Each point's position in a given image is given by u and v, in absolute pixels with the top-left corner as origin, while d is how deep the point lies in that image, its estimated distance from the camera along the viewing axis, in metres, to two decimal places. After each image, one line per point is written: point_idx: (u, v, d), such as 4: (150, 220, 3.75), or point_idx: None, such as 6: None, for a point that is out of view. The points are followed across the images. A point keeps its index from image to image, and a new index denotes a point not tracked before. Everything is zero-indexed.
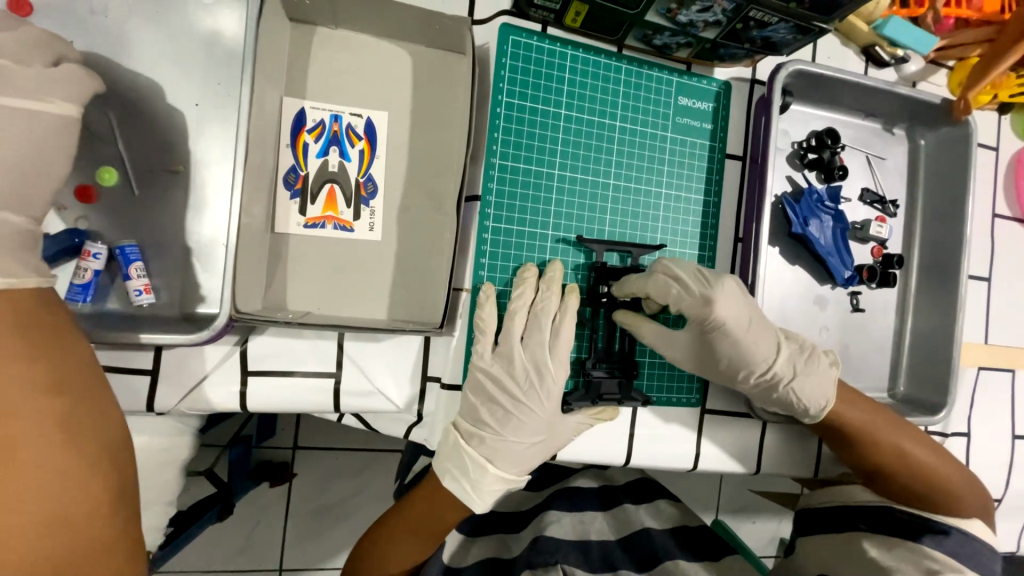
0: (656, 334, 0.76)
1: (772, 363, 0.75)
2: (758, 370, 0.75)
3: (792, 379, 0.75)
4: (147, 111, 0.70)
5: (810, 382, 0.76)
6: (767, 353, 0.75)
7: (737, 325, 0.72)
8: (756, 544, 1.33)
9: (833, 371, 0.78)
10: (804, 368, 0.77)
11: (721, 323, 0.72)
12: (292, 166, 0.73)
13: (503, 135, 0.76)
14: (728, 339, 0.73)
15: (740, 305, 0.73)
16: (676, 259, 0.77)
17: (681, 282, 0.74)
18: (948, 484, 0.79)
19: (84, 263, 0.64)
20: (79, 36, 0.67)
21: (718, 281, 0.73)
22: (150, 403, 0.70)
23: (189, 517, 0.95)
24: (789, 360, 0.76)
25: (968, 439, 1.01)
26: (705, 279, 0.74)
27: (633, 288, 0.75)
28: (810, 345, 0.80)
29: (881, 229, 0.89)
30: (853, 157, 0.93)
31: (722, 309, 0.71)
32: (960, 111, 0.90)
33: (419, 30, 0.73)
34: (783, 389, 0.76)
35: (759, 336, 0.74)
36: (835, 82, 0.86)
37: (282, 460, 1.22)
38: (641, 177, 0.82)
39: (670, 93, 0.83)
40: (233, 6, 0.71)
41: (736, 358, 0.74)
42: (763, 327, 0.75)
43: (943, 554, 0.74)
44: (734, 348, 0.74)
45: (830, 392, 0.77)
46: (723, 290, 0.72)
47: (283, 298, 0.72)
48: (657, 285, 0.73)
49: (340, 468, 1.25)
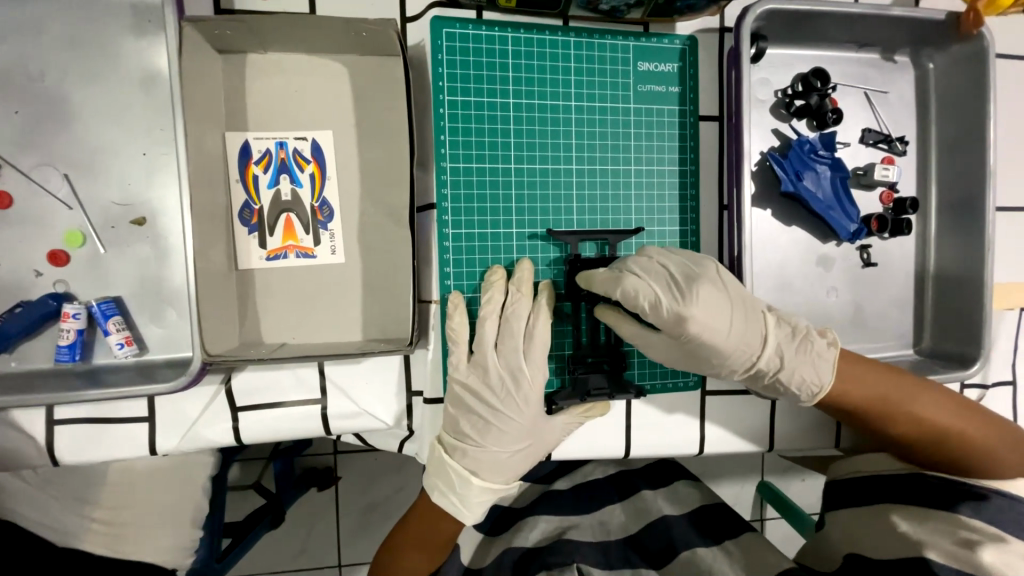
0: (636, 334, 0.71)
1: (757, 363, 0.69)
2: (740, 369, 0.70)
3: (778, 371, 0.70)
4: (99, 168, 0.70)
5: (803, 371, 0.70)
6: (752, 351, 0.69)
7: (717, 332, 0.66)
8: (803, 502, 1.28)
9: (831, 353, 0.71)
10: (794, 360, 0.69)
11: (695, 336, 0.65)
12: (246, 201, 0.73)
13: (450, 137, 0.72)
14: (707, 347, 0.67)
15: (718, 311, 0.65)
16: (639, 260, 0.70)
17: (652, 291, 0.66)
18: (982, 444, 0.72)
19: (65, 325, 0.67)
20: (24, 105, 0.69)
21: (692, 291, 0.65)
22: (152, 447, 0.73)
23: (244, 528, 1.01)
24: (775, 354, 0.69)
25: (1014, 387, 0.92)
26: (679, 287, 0.66)
27: (603, 293, 0.69)
28: (805, 328, 0.71)
29: (887, 172, 0.80)
30: (848, 95, 0.83)
31: (697, 322, 0.64)
32: (969, 25, 0.78)
33: (348, 40, 0.69)
34: (770, 380, 0.71)
35: (743, 335, 0.67)
36: (815, 17, 0.76)
37: (327, 464, 1.25)
38: (606, 158, 0.77)
39: (627, 59, 0.77)
40: (165, 45, 0.70)
41: (718, 359, 0.68)
42: (747, 322, 0.68)
43: (982, 522, 0.68)
44: (714, 352, 0.67)
45: (827, 375, 0.70)
46: (698, 300, 0.64)
47: (258, 332, 0.73)
48: (627, 294, 0.66)
49: (374, 467, 1.28)
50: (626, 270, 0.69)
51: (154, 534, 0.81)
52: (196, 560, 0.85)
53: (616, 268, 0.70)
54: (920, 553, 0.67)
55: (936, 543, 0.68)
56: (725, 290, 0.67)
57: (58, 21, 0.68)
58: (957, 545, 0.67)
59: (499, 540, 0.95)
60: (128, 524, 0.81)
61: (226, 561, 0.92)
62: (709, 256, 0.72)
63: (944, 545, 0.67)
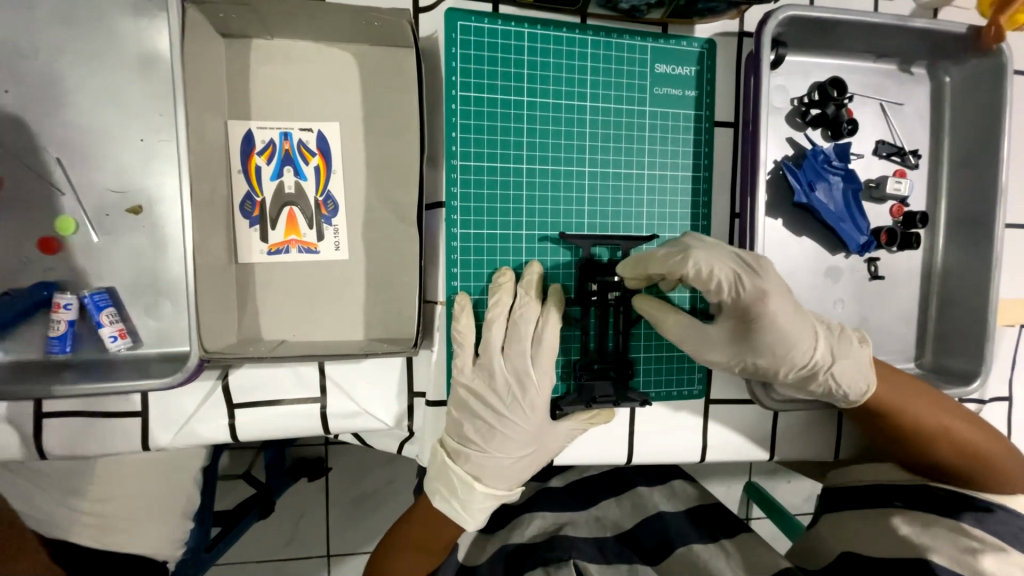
0: (683, 326, 0.71)
1: (813, 354, 0.68)
2: (798, 363, 0.68)
3: (832, 366, 0.69)
4: (93, 154, 0.67)
5: (852, 366, 0.70)
6: (809, 343, 0.68)
7: (784, 316, 0.65)
8: (794, 506, 1.30)
9: (867, 353, 0.72)
10: (844, 352, 0.70)
11: (765, 316, 0.65)
12: (247, 193, 0.70)
13: (462, 134, 0.70)
14: (769, 332, 0.66)
15: (785, 294, 0.66)
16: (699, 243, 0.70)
17: (726, 269, 0.65)
18: (989, 458, 0.73)
19: (56, 315, 0.65)
20: (14, 84, 0.65)
21: (765, 268, 0.66)
22: (145, 443, 0.71)
23: (234, 516, 0.99)
24: (828, 347, 0.70)
25: (1010, 403, 0.94)
26: (749, 265, 0.67)
27: (667, 270, 0.66)
28: (840, 326, 0.73)
29: (900, 184, 0.80)
30: (864, 107, 0.82)
31: (770, 301, 0.64)
32: (991, 39, 0.77)
33: (358, 29, 0.67)
34: (824, 377, 0.70)
35: (802, 325, 0.67)
36: (836, 24, 0.75)
37: (317, 455, 1.23)
38: (620, 160, 0.76)
39: (645, 61, 0.75)
40: (166, 26, 0.67)
41: (772, 350, 0.67)
42: (802, 313, 0.68)
43: (984, 532, 0.67)
44: (775, 338, 0.67)
45: (870, 374, 0.71)
46: (772, 277, 0.65)
47: (256, 328, 0.71)
48: (700, 271, 0.65)
49: (368, 460, 1.26)
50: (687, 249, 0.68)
51: (142, 526, 0.78)
52: (188, 547, 0.84)
53: (677, 247, 0.68)
54: (922, 556, 0.67)
55: (939, 548, 0.67)
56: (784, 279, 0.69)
57: None
58: (960, 552, 0.66)
59: (495, 537, 0.95)
60: (115, 520, 0.78)
61: (212, 552, 0.90)
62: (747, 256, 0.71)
63: (948, 551, 0.66)
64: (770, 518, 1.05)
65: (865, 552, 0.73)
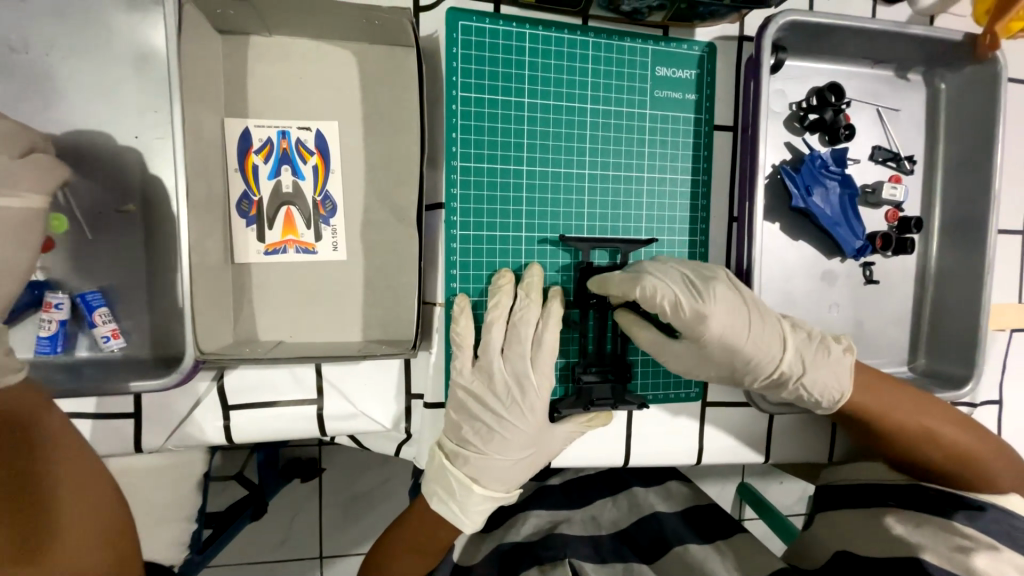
0: (655, 342, 0.70)
1: (779, 363, 0.68)
2: (763, 373, 0.69)
3: (801, 375, 0.69)
4: (88, 151, 0.67)
5: (821, 374, 0.70)
6: (773, 355, 0.68)
7: (735, 332, 0.66)
8: (786, 508, 1.31)
9: (847, 359, 0.71)
10: (813, 360, 0.69)
11: (721, 337, 0.65)
12: (244, 192, 0.70)
13: (462, 135, 0.70)
14: (725, 348, 0.66)
15: (737, 311, 0.66)
16: (664, 263, 0.70)
17: (671, 291, 0.65)
18: (977, 459, 0.74)
19: (47, 315, 0.64)
20: (5, 79, 0.64)
21: (710, 290, 0.65)
22: (138, 444, 0.70)
23: (226, 518, 0.98)
24: (797, 356, 0.69)
25: (1000, 407, 0.95)
26: (698, 287, 0.67)
27: (620, 293, 0.67)
28: (819, 333, 0.72)
29: (895, 191, 0.80)
30: (861, 112, 0.83)
31: (716, 323, 0.65)
32: (985, 48, 0.78)
33: (359, 28, 0.66)
34: (793, 386, 0.70)
35: (765, 339, 0.67)
36: (835, 30, 0.75)
37: (310, 456, 1.22)
38: (619, 164, 0.76)
39: (645, 64, 0.75)
40: (161, 21, 0.66)
41: (736, 363, 0.68)
42: (765, 324, 0.68)
43: (975, 531, 0.68)
44: (733, 353, 0.67)
45: (845, 382, 0.71)
46: (716, 298, 0.65)
47: (253, 329, 0.70)
48: (646, 294, 0.65)
49: (363, 461, 1.25)
50: (643, 271, 0.68)
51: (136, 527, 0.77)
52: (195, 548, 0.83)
53: (633, 271, 0.69)
54: (915, 554, 0.68)
55: (932, 547, 0.68)
56: (740, 293, 0.68)
57: None
58: (952, 551, 0.67)
59: (490, 537, 0.95)
60: None
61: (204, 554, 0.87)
62: (716, 265, 0.71)
63: (939, 549, 0.67)
64: (764, 521, 1.04)
65: (860, 551, 0.73)
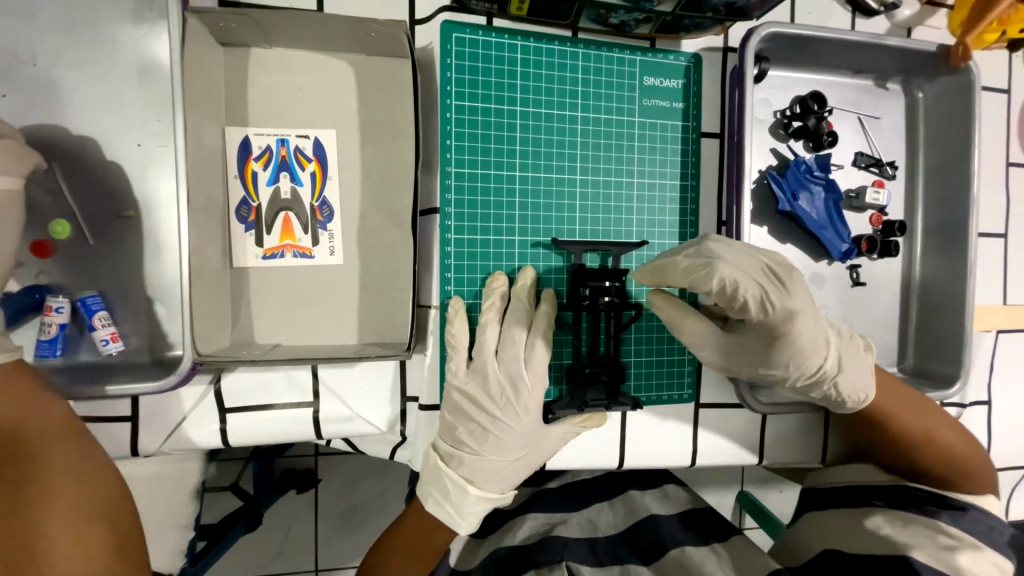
0: (699, 330, 0.71)
1: (824, 363, 0.69)
2: (808, 371, 0.69)
3: (839, 376, 0.70)
4: (89, 157, 0.68)
5: (856, 374, 0.71)
6: (820, 353, 0.69)
7: (797, 331, 0.66)
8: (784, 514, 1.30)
9: (870, 359, 0.74)
10: (854, 362, 0.71)
11: (779, 331, 0.66)
12: (243, 198, 0.71)
13: (457, 142, 0.72)
14: (782, 344, 0.67)
15: (807, 308, 0.66)
16: (732, 248, 0.67)
17: (751, 284, 0.64)
18: (961, 459, 0.76)
19: (47, 318, 0.65)
20: (11, 89, 0.66)
21: (792, 285, 0.65)
22: (134, 447, 0.70)
23: (220, 531, 0.99)
24: (838, 356, 0.70)
25: (989, 408, 0.96)
26: (777, 280, 0.66)
27: (686, 282, 0.66)
28: (851, 332, 0.74)
29: (878, 196, 0.82)
30: (843, 120, 0.86)
31: (790, 320, 0.65)
32: (958, 58, 0.81)
33: (356, 40, 0.68)
34: (827, 385, 0.71)
35: (817, 338, 0.68)
36: (815, 41, 0.78)
37: (307, 466, 1.22)
38: (610, 169, 0.78)
39: (634, 73, 0.77)
40: (166, 34, 0.68)
41: (781, 360, 0.68)
42: (817, 324, 0.69)
43: (959, 530, 0.70)
44: (782, 351, 0.68)
45: (872, 383, 0.73)
46: (797, 296, 0.65)
47: (250, 333, 0.71)
48: (723, 287, 0.63)
49: (359, 470, 1.25)
50: (716, 258, 0.65)
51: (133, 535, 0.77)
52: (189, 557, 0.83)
53: (702, 256, 0.66)
54: (902, 551, 0.69)
55: (921, 545, 0.69)
56: (804, 289, 0.68)
57: (53, 3, 0.66)
58: (939, 550, 0.68)
59: (486, 542, 0.96)
60: None
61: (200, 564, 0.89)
62: (771, 252, 0.70)
63: (928, 548, 0.68)
64: (765, 527, 1.05)
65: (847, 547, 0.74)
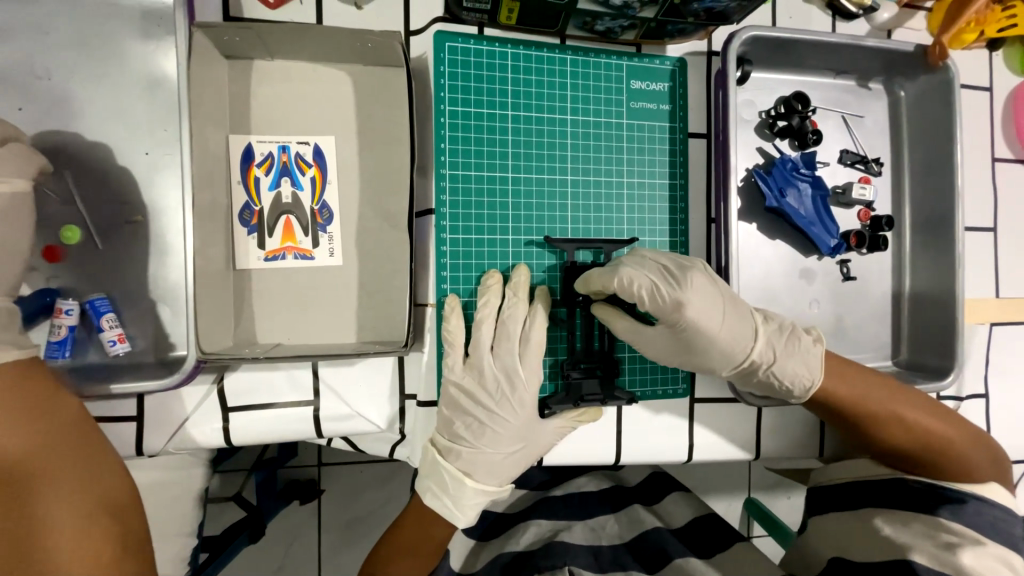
0: (631, 333, 0.73)
1: (750, 352, 0.71)
2: (735, 361, 0.72)
3: (772, 364, 0.72)
4: (101, 166, 0.71)
5: (793, 363, 0.72)
6: (744, 344, 0.71)
7: (709, 323, 0.69)
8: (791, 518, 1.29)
9: (817, 350, 0.73)
10: (786, 352, 0.72)
11: (691, 324, 0.68)
12: (246, 203, 0.74)
13: (451, 146, 0.75)
14: (701, 336, 0.69)
15: (713, 300, 0.69)
16: (644, 255, 0.74)
17: (647, 281, 0.70)
18: (955, 447, 0.74)
19: (57, 320, 0.67)
20: (27, 102, 0.69)
21: (686, 278, 0.68)
22: (139, 447, 0.72)
23: (221, 542, 0.97)
24: (768, 345, 0.72)
25: (988, 401, 0.96)
26: (674, 276, 0.70)
27: (601, 286, 0.71)
28: (791, 324, 0.75)
29: (864, 191, 0.84)
30: (827, 119, 0.88)
31: (692, 310, 0.67)
32: (936, 57, 0.83)
33: (354, 51, 0.72)
34: (764, 374, 0.73)
35: (735, 328, 0.70)
36: (795, 43, 0.81)
37: (310, 477, 1.23)
38: (600, 169, 0.80)
39: (621, 77, 0.80)
40: (173, 49, 0.72)
41: (710, 352, 0.71)
42: (739, 315, 0.71)
43: (961, 526, 0.70)
44: (706, 342, 0.70)
45: (816, 370, 0.73)
46: (693, 288, 0.68)
47: (252, 333, 0.73)
48: (623, 284, 0.69)
49: (362, 476, 1.25)
50: (620, 264, 0.72)
51: None
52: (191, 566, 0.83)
53: (610, 264, 0.73)
54: (905, 556, 0.69)
55: (919, 546, 0.69)
56: (717, 283, 0.71)
57: (69, 22, 0.70)
58: (939, 548, 0.68)
59: (488, 545, 0.96)
60: None
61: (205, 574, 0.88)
62: (690, 258, 0.74)
63: (927, 548, 0.69)
64: (771, 535, 1.04)
65: (854, 557, 0.74)
